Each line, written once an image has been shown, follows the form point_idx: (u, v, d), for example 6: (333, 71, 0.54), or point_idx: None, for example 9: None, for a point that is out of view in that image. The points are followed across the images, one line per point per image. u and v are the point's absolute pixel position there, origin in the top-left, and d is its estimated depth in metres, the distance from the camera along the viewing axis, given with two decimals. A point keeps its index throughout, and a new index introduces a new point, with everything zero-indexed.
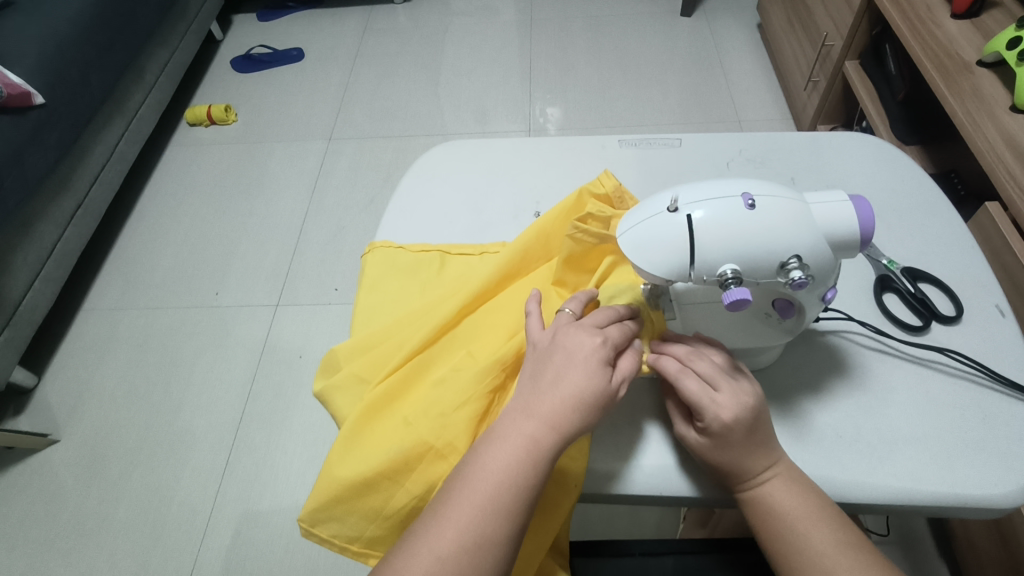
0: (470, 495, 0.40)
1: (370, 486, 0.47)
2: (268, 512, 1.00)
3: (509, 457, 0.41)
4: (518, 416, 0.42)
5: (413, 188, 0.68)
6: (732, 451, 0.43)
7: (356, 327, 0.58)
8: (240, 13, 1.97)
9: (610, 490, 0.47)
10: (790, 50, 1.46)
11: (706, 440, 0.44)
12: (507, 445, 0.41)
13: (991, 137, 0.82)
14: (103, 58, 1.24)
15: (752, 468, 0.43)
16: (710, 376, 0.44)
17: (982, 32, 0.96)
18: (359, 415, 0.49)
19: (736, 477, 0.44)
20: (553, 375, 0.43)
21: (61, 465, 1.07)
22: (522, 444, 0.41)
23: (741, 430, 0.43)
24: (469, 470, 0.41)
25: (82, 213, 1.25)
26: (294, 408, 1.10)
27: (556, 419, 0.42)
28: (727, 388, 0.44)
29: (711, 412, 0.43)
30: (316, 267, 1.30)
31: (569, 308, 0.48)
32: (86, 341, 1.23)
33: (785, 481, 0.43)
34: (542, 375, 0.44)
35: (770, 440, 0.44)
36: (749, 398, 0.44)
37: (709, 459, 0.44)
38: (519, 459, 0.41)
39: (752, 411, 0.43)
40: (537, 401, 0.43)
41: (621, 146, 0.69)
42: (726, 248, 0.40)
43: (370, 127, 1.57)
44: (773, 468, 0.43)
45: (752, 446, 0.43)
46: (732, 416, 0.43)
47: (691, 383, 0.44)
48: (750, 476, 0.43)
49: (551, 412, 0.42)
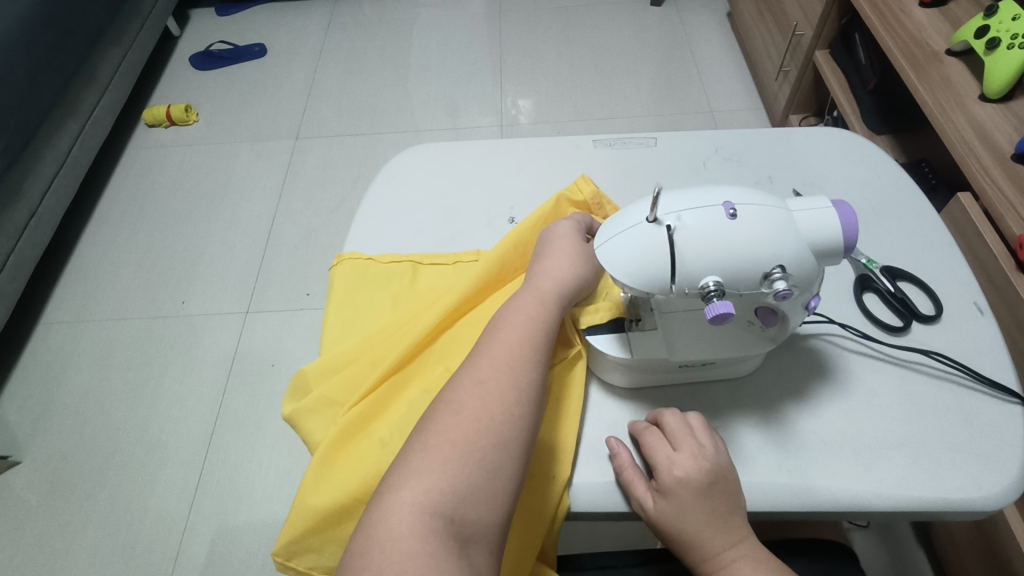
0: (461, 410, 0.41)
1: (348, 513, 0.45)
2: (244, 527, 0.97)
3: (495, 371, 0.43)
4: (493, 340, 0.45)
5: (383, 194, 0.66)
6: (687, 514, 0.41)
7: (327, 345, 0.55)
8: (197, 8, 1.89)
9: (592, 508, 0.45)
10: (761, 39, 1.45)
11: (660, 501, 0.42)
12: (499, 343, 0.44)
13: (961, 127, 0.82)
14: (51, 59, 1.18)
15: (710, 541, 0.41)
16: (675, 436, 0.44)
17: (950, 22, 0.96)
18: (334, 439, 0.47)
19: (691, 550, 0.41)
20: (511, 309, 0.46)
21: (24, 488, 1.03)
22: (505, 358, 0.43)
23: (695, 489, 0.41)
24: (471, 365, 0.44)
25: (34, 223, 1.19)
26: (268, 418, 1.07)
27: (534, 317, 0.46)
28: (684, 446, 0.43)
29: (664, 468, 0.42)
30: (287, 272, 1.26)
31: (550, 232, 0.52)
32: (47, 356, 1.18)
33: (752, 563, 0.40)
34: (503, 312, 0.47)
35: (737, 513, 0.42)
36: (711, 460, 0.42)
37: (667, 527, 0.42)
38: (501, 371, 0.43)
39: (709, 473, 0.42)
40: (503, 326, 0.45)
41: (595, 147, 0.67)
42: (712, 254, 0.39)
43: (337, 125, 1.53)
44: (740, 545, 0.41)
45: (710, 516, 0.41)
46: (686, 473, 0.42)
47: (654, 441, 0.44)
48: (706, 549, 0.41)
49: (529, 313, 0.46)
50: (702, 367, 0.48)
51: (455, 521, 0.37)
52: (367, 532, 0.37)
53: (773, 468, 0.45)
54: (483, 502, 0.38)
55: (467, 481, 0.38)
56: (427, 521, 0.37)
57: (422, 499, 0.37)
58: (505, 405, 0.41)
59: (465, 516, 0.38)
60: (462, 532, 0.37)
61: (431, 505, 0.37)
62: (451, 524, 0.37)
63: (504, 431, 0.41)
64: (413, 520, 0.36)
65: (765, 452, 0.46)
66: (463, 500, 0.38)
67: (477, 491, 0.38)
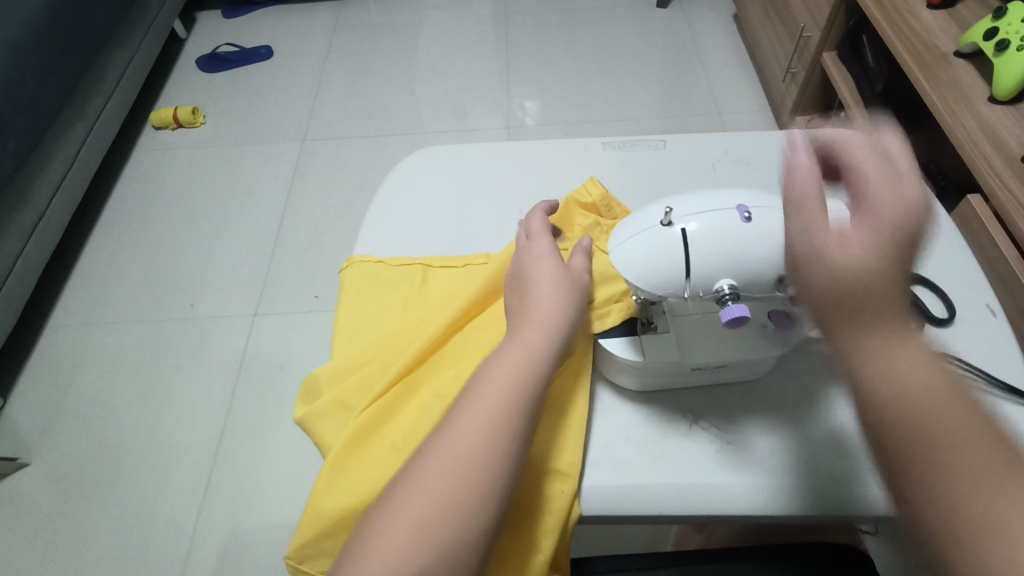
0: (471, 423, 0.39)
1: (359, 519, 0.45)
2: (254, 530, 0.97)
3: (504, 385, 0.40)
4: (506, 351, 0.42)
5: (392, 197, 0.66)
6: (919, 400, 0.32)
7: (338, 348, 0.55)
8: (204, 10, 1.90)
9: (606, 512, 0.45)
10: (767, 41, 1.45)
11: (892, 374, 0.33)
12: (509, 355, 0.42)
13: (970, 128, 0.82)
14: (59, 63, 1.19)
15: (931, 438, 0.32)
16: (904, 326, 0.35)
17: (958, 23, 0.96)
18: (346, 443, 0.47)
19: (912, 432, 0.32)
20: (523, 320, 0.44)
21: (34, 491, 1.03)
22: (516, 369, 0.41)
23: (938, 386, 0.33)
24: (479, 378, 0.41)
25: (43, 226, 1.20)
26: (277, 421, 1.07)
27: (546, 332, 0.43)
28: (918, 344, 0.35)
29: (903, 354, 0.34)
30: (294, 274, 1.27)
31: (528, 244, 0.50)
32: (56, 359, 1.18)
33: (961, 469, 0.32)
34: (513, 326, 0.44)
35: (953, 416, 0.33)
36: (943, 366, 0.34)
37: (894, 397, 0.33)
38: (513, 385, 0.40)
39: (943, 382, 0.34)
40: (518, 336, 0.43)
41: (604, 149, 0.67)
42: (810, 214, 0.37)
43: (344, 127, 1.54)
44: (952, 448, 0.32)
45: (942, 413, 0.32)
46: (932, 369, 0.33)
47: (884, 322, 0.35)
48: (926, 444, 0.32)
49: (540, 329, 0.43)
50: (713, 370, 0.48)
51: (453, 546, 0.36)
52: (363, 553, 0.35)
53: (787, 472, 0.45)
54: (483, 525, 0.37)
55: (470, 506, 0.37)
56: (426, 546, 0.35)
57: (425, 520, 0.36)
58: (513, 424, 0.39)
59: (465, 541, 0.36)
60: (460, 558, 0.36)
61: (433, 528, 0.36)
62: (450, 549, 0.36)
63: (511, 451, 0.39)
64: (414, 543, 0.35)
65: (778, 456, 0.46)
66: (464, 525, 0.36)
67: (479, 515, 0.37)
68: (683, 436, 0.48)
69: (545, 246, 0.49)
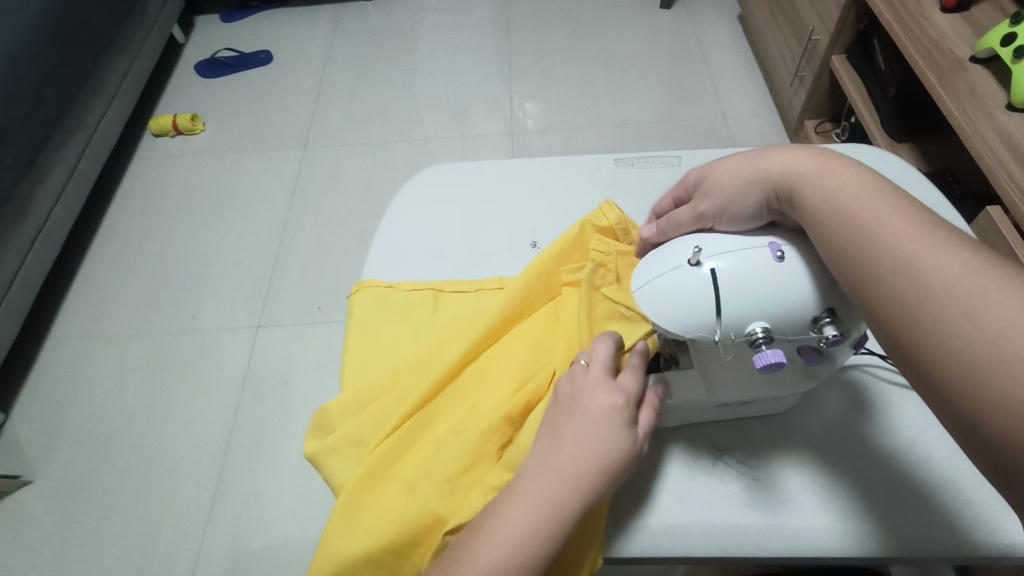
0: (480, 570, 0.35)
1: (372, 563, 0.43)
2: (259, 548, 0.96)
3: (519, 531, 0.36)
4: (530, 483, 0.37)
5: (401, 217, 0.64)
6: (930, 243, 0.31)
7: (349, 379, 0.54)
8: (203, 15, 1.88)
9: (633, 554, 0.44)
10: (774, 43, 1.43)
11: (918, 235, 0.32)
12: (529, 498, 0.37)
13: (988, 137, 0.80)
14: (58, 72, 1.17)
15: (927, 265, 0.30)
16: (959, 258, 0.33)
17: (973, 27, 0.94)
18: (359, 481, 0.45)
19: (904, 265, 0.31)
20: (558, 447, 0.38)
21: (37, 509, 1.02)
22: (536, 511, 0.36)
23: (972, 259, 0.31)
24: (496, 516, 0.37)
25: (43, 238, 1.18)
26: (281, 436, 1.06)
27: (580, 479, 0.37)
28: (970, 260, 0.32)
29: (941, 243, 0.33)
30: (297, 284, 1.25)
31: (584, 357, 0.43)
32: (58, 373, 1.17)
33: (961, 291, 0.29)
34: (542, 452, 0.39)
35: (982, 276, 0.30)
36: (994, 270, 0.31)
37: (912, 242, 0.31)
38: (530, 530, 0.36)
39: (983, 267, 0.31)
40: (553, 466, 0.37)
41: (618, 166, 0.66)
42: (763, 157, 0.40)
43: (345, 132, 1.52)
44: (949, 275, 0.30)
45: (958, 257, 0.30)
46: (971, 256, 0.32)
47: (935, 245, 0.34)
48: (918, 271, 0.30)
49: (575, 474, 0.37)
50: (738, 406, 0.46)
51: None
52: None
53: (817, 510, 0.44)
54: None
55: None
56: None
57: None
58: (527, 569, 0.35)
59: None
60: None
61: None
62: None
63: None
64: None
65: (808, 492, 0.45)
66: None
67: None
68: (709, 472, 0.46)
69: (602, 360, 0.42)
